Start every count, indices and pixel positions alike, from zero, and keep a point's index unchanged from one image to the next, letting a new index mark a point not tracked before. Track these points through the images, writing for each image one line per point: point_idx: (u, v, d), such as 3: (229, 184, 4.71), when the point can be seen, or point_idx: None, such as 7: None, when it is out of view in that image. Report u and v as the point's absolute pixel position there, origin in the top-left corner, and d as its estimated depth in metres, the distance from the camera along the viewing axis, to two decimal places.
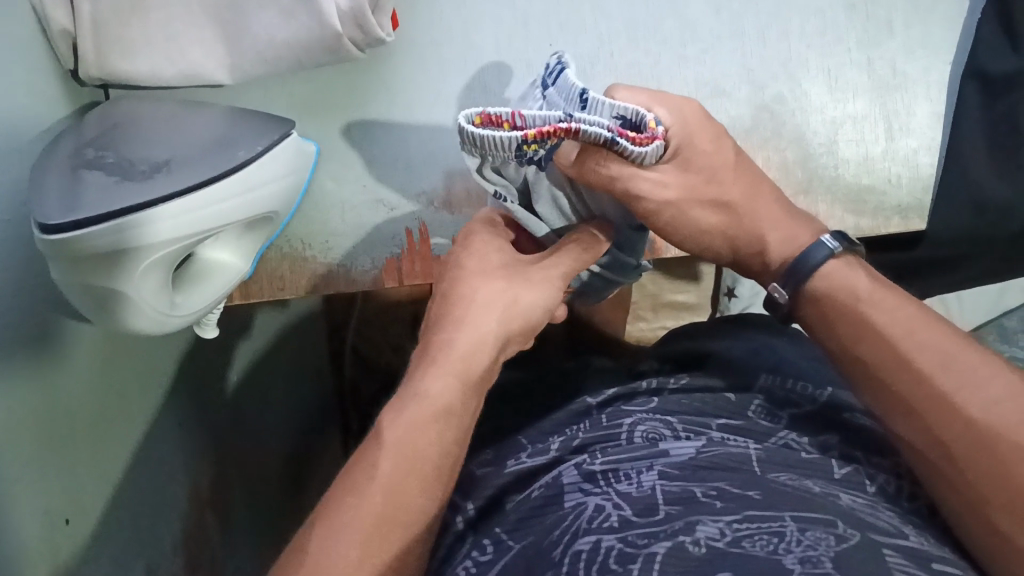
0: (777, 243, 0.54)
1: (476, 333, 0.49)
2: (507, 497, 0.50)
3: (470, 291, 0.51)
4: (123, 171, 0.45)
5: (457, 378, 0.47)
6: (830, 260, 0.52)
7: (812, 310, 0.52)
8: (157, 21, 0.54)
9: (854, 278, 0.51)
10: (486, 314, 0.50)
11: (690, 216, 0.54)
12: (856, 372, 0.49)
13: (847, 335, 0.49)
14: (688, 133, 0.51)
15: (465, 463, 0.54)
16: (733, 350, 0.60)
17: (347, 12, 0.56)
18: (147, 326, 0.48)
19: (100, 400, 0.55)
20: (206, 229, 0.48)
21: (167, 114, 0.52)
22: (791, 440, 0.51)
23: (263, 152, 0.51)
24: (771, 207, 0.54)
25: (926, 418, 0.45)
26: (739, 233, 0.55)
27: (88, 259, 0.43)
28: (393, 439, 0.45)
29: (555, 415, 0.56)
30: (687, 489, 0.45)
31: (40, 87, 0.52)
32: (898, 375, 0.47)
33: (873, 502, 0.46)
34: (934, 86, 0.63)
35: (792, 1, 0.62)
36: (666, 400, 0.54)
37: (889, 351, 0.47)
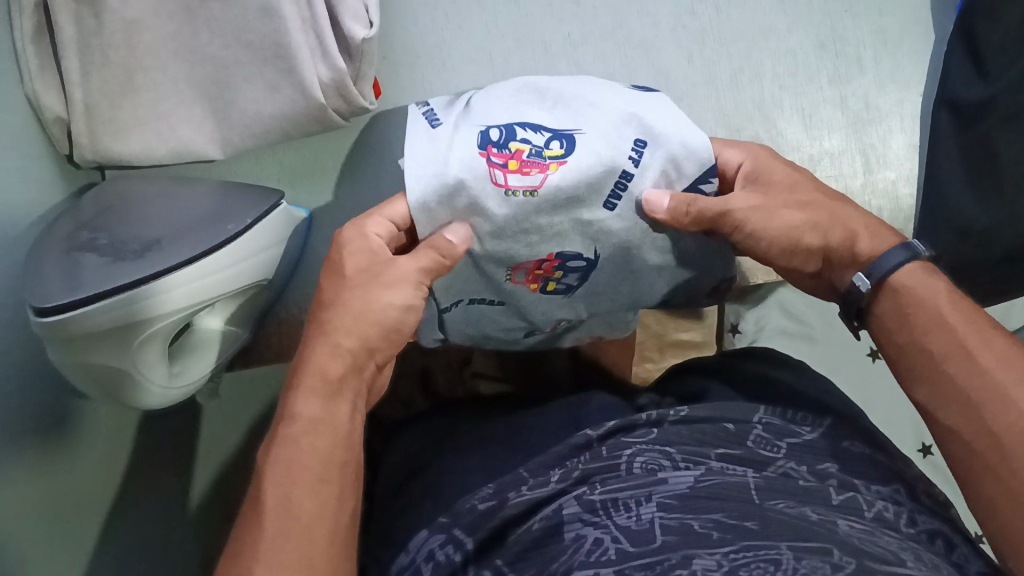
0: (867, 246, 0.50)
1: (339, 327, 0.46)
2: (507, 530, 0.48)
3: (337, 298, 0.47)
4: (115, 252, 0.47)
5: (318, 387, 0.45)
6: (906, 266, 0.49)
7: (887, 302, 0.49)
8: (146, 102, 0.56)
9: (932, 289, 0.48)
10: (346, 309, 0.47)
11: (781, 215, 0.50)
12: (920, 363, 0.47)
13: (916, 327, 0.48)
14: (756, 163, 0.53)
15: (462, 499, 0.50)
16: (734, 387, 0.59)
17: (329, 83, 0.58)
18: (143, 401, 0.50)
19: (99, 473, 0.57)
20: (195, 303, 0.49)
21: (157, 193, 0.54)
22: (791, 468, 0.49)
23: (252, 224, 0.53)
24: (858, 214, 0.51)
25: (979, 408, 0.44)
26: (833, 235, 0.50)
27: (85, 339, 0.44)
28: (272, 461, 0.43)
29: (551, 449, 0.53)
30: (684, 520, 0.44)
31: (35, 173, 0.54)
32: (959, 364, 0.45)
33: (872, 528, 0.45)
34: (909, 118, 0.65)
35: (763, 46, 0.65)
36: (666, 431, 0.52)
37: (954, 341, 0.46)
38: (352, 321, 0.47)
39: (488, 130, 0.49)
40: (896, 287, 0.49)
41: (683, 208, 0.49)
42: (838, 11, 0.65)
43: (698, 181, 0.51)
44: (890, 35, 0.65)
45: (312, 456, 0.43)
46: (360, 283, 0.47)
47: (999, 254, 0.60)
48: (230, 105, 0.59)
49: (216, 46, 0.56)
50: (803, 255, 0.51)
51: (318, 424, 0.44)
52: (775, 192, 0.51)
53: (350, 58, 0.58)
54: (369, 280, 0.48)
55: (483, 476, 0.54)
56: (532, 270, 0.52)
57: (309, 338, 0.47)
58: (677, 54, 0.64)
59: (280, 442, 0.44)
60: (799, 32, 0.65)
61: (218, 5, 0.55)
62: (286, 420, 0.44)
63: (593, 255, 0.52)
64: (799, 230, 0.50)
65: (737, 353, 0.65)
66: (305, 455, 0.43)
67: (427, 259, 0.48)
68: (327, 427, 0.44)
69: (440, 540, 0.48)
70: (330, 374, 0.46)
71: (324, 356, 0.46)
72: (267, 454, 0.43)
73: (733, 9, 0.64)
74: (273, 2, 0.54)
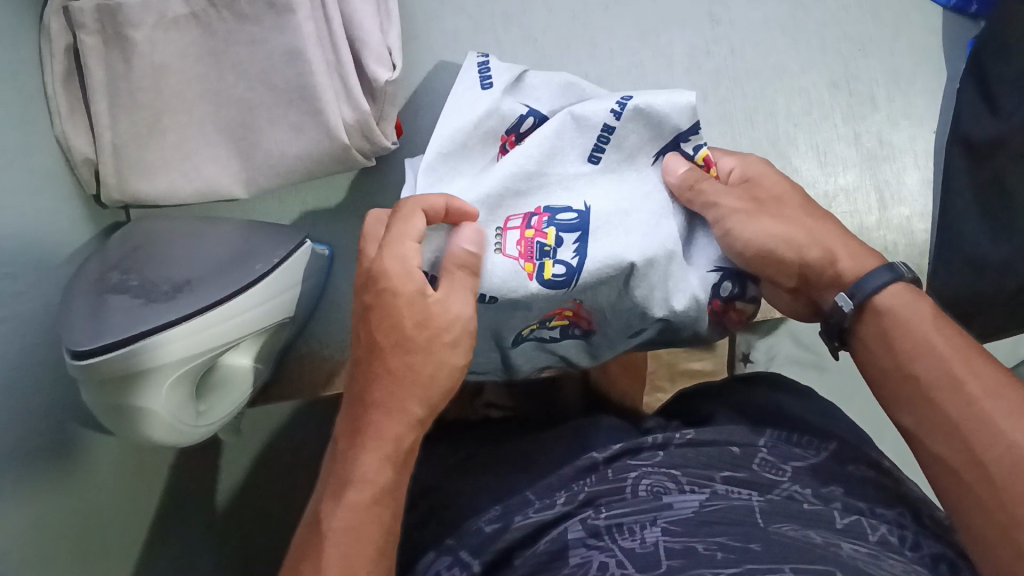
0: (848, 264, 0.51)
1: (412, 387, 0.44)
2: (512, 555, 0.48)
3: (411, 353, 0.44)
4: (147, 293, 0.48)
5: (389, 457, 0.44)
6: (893, 286, 0.49)
7: (872, 324, 0.50)
8: (173, 142, 0.58)
9: (915, 311, 0.49)
10: (421, 367, 0.45)
11: (761, 223, 0.51)
12: (906, 388, 0.49)
13: (901, 352, 0.49)
14: (750, 176, 0.54)
15: (472, 520, 0.51)
16: (741, 411, 0.60)
17: (353, 124, 0.59)
18: (171, 440, 0.50)
19: (118, 505, 0.57)
20: (222, 342, 0.50)
21: (186, 233, 0.55)
22: (796, 491, 0.50)
23: (279, 263, 0.54)
24: (844, 239, 0.51)
25: (969, 438, 0.45)
26: (813, 251, 0.51)
27: (118, 380, 0.45)
28: (334, 532, 0.42)
29: (558, 471, 0.53)
30: (690, 543, 0.44)
31: (65, 212, 0.56)
32: (948, 394, 0.46)
33: (876, 552, 0.45)
34: (922, 154, 0.66)
35: (777, 84, 0.66)
36: (672, 454, 0.52)
37: (942, 369, 0.47)
38: (421, 385, 0.45)
39: (522, 121, 0.51)
40: (879, 310, 0.50)
41: (687, 185, 0.50)
42: (850, 50, 0.66)
43: (678, 134, 0.49)
44: (902, 74, 0.66)
45: (374, 536, 0.43)
46: (430, 341, 0.45)
47: (1012, 287, 0.61)
48: (255, 145, 0.59)
49: (242, 88, 0.57)
50: (780, 269, 0.52)
51: (383, 497, 0.44)
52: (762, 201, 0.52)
53: (373, 100, 0.59)
54: (428, 331, 0.44)
55: (491, 499, 0.54)
56: (524, 228, 0.48)
57: (376, 394, 0.45)
58: (692, 93, 0.65)
59: (342, 513, 0.43)
60: (812, 70, 0.66)
61: (245, 49, 0.56)
62: (346, 487, 0.44)
63: (582, 208, 0.49)
64: (777, 241, 0.51)
65: (743, 377, 0.65)
66: (368, 534, 0.43)
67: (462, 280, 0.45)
68: (389, 500, 0.44)
69: (446, 563, 0.49)
70: (402, 447, 0.45)
71: (396, 423, 0.44)
72: (326, 521, 0.43)
73: (747, 51, 0.66)
74: (300, 46, 0.56)
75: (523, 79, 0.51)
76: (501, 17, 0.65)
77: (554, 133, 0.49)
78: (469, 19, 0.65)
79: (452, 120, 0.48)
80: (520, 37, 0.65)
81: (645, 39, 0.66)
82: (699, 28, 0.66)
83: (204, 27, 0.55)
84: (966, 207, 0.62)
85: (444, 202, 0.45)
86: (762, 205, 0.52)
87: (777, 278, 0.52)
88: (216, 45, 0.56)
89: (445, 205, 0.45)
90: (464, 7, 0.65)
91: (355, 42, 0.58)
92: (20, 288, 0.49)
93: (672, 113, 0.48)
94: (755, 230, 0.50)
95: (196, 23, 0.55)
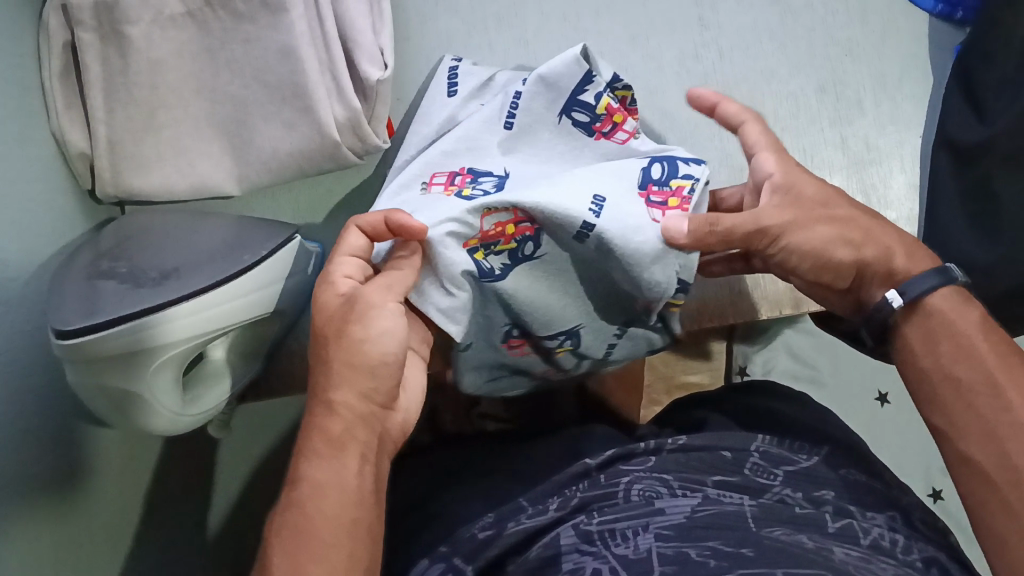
0: (904, 263, 0.52)
1: (343, 369, 0.47)
2: (506, 561, 0.48)
3: (331, 348, 0.48)
4: (135, 279, 0.48)
5: (323, 447, 0.47)
6: (937, 290, 0.51)
7: (919, 323, 0.52)
8: (167, 138, 0.58)
9: (961, 318, 0.50)
10: (340, 343, 0.48)
11: (811, 227, 0.51)
12: (946, 389, 0.50)
13: (944, 352, 0.50)
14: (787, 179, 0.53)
15: (464, 527, 0.51)
16: (733, 417, 0.60)
17: (345, 123, 0.60)
18: (157, 427, 0.51)
19: (107, 498, 0.58)
20: (211, 330, 0.50)
21: (176, 226, 0.55)
22: (787, 495, 0.50)
23: (268, 255, 0.54)
24: (898, 237, 0.52)
25: (1005, 443, 0.47)
26: (871, 254, 0.52)
27: (100, 360, 0.45)
28: (281, 526, 0.45)
29: (551, 477, 0.54)
30: (681, 548, 0.44)
31: (60, 206, 0.57)
32: (986, 398, 0.48)
33: (868, 555, 0.45)
34: (908, 158, 0.66)
35: (764, 88, 0.67)
36: (664, 459, 0.53)
37: (983, 374, 0.49)
38: (355, 380, 0.48)
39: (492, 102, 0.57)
40: (929, 310, 0.51)
41: (703, 229, 0.49)
42: (838, 55, 0.67)
43: (575, 93, 0.54)
44: (889, 80, 0.67)
45: (317, 521, 0.45)
46: (343, 332, 0.48)
47: (999, 292, 0.62)
48: (248, 143, 0.60)
49: (237, 86, 0.58)
50: (835, 272, 0.53)
51: (324, 480, 0.46)
52: (805, 207, 0.52)
53: (365, 100, 0.60)
54: (349, 322, 0.48)
55: (481, 506, 0.55)
56: (447, 185, 0.53)
57: (313, 398, 0.49)
58: (682, 96, 0.66)
59: (289, 506, 0.46)
60: (800, 75, 0.67)
61: (240, 46, 0.57)
62: (295, 483, 0.47)
63: (501, 173, 0.54)
64: (831, 244, 0.51)
65: (738, 386, 0.65)
66: (307, 515, 0.45)
67: (414, 280, 0.49)
68: (333, 485, 0.46)
69: (439, 569, 0.48)
70: (330, 432, 0.47)
71: (327, 416, 0.47)
72: (279, 518, 0.46)
73: (736, 56, 0.67)
74: (293, 45, 0.57)
75: (492, 79, 0.59)
76: (494, 20, 0.66)
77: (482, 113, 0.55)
78: (462, 22, 0.66)
79: (419, 128, 0.58)
80: (512, 38, 0.66)
81: (635, 43, 0.67)
82: (689, 32, 0.67)
83: (200, 25, 0.56)
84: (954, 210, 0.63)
85: (384, 216, 0.49)
86: (812, 207, 0.52)
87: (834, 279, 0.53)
88: (212, 43, 0.57)
89: (382, 217, 0.49)
90: (455, 10, 0.66)
91: (347, 43, 0.59)
92: (13, 277, 0.50)
93: (565, 75, 0.53)
94: (807, 238, 0.51)
95: (193, 22, 0.56)
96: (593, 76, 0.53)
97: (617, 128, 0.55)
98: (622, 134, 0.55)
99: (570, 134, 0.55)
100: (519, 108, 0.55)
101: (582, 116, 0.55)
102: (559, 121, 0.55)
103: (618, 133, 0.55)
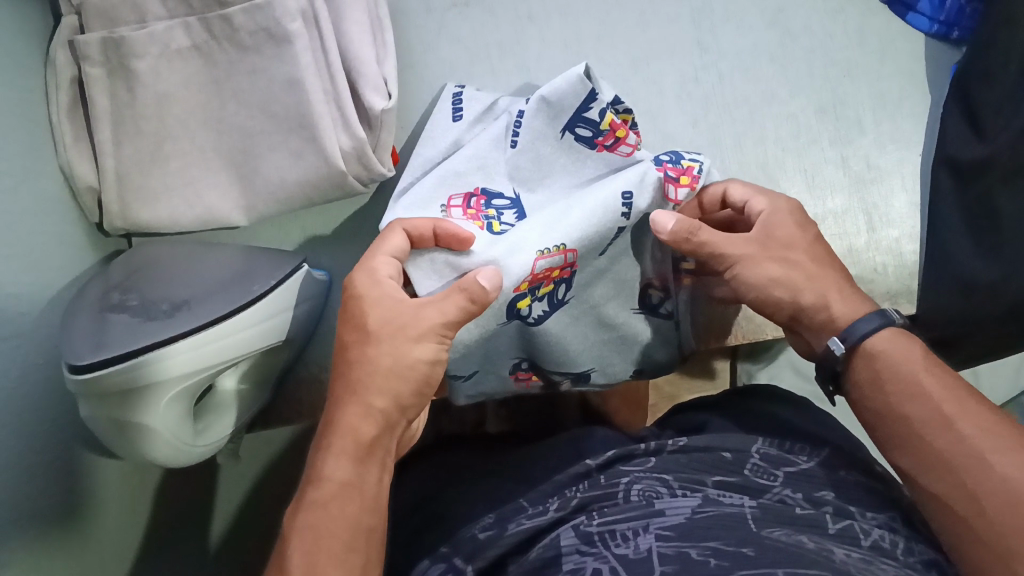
0: (841, 308, 0.53)
1: (379, 376, 0.48)
2: (506, 561, 0.49)
3: (373, 354, 0.49)
4: (146, 311, 0.49)
5: (352, 451, 0.47)
6: (879, 331, 0.51)
7: (863, 368, 0.52)
8: (173, 170, 0.59)
9: (904, 358, 0.50)
10: (385, 351, 0.49)
11: (756, 268, 0.53)
12: (898, 430, 0.49)
13: (891, 394, 0.50)
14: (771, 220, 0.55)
15: (466, 527, 0.52)
16: (733, 418, 0.60)
17: (350, 151, 0.60)
18: (169, 459, 0.51)
19: (114, 526, 0.58)
20: (222, 361, 0.51)
21: (186, 257, 0.56)
22: (787, 495, 0.50)
23: (277, 284, 0.55)
24: (842, 287, 0.53)
25: (960, 475, 0.46)
26: (807, 299, 0.53)
27: (114, 395, 0.46)
28: (300, 526, 0.46)
29: (552, 479, 0.55)
30: (682, 548, 0.44)
31: (68, 239, 0.57)
32: (940, 435, 0.47)
33: (869, 556, 0.45)
34: (909, 176, 0.67)
35: (764, 111, 0.67)
36: (664, 459, 0.54)
37: (933, 410, 0.48)
38: (386, 382, 0.49)
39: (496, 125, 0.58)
40: (871, 353, 0.51)
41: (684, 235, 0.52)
42: (837, 76, 0.68)
43: (579, 111, 0.53)
44: (888, 100, 0.68)
45: (339, 523, 0.45)
46: (392, 338, 0.49)
47: (1002, 311, 0.63)
48: (255, 173, 0.61)
49: (242, 117, 0.59)
50: (776, 309, 0.54)
51: (349, 486, 0.47)
52: (770, 244, 0.54)
53: (370, 129, 0.61)
54: (395, 332, 0.49)
55: (483, 507, 0.56)
56: (465, 208, 0.55)
57: (339, 394, 0.49)
58: (683, 119, 0.67)
59: (311, 506, 0.46)
60: (799, 96, 0.68)
61: (245, 78, 0.58)
62: (316, 483, 0.47)
63: (513, 195, 0.56)
64: (773, 284, 0.53)
65: (740, 390, 0.66)
66: (334, 518, 0.45)
67: (459, 301, 0.49)
68: (356, 491, 0.47)
69: (440, 569, 0.50)
70: (360, 436, 0.48)
71: (356, 416, 0.48)
72: (297, 516, 0.46)
73: (736, 79, 0.68)
74: (298, 76, 0.57)
75: (495, 104, 0.59)
76: (496, 49, 0.67)
77: (489, 137, 0.56)
78: (465, 50, 0.67)
79: (425, 149, 0.58)
80: (514, 66, 0.67)
81: (636, 68, 0.67)
82: (689, 56, 0.68)
83: (205, 58, 0.57)
84: (955, 222, 0.64)
85: (433, 223, 0.52)
86: (775, 246, 0.54)
87: (775, 315, 0.55)
88: (217, 75, 0.58)
89: (433, 227, 0.51)
90: (458, 39, 0.67)
91: (352, 72, 0.59)
92: (24, 309, 0.50)
93: (566, 94, 0.53)
94: (754, 276, 0.53)
95: (199, 55, 0.57)
96: (597, 94, 0.52)
97: (620, 142, 0.54)
98: (626, 148, 0.54)
99: (573, 149, 0.55)
100: (522, 128, 0.55)
101: (585, 130, 0.54)
102: (563, 135, 0.55)
103: (623, 148, 0.54)
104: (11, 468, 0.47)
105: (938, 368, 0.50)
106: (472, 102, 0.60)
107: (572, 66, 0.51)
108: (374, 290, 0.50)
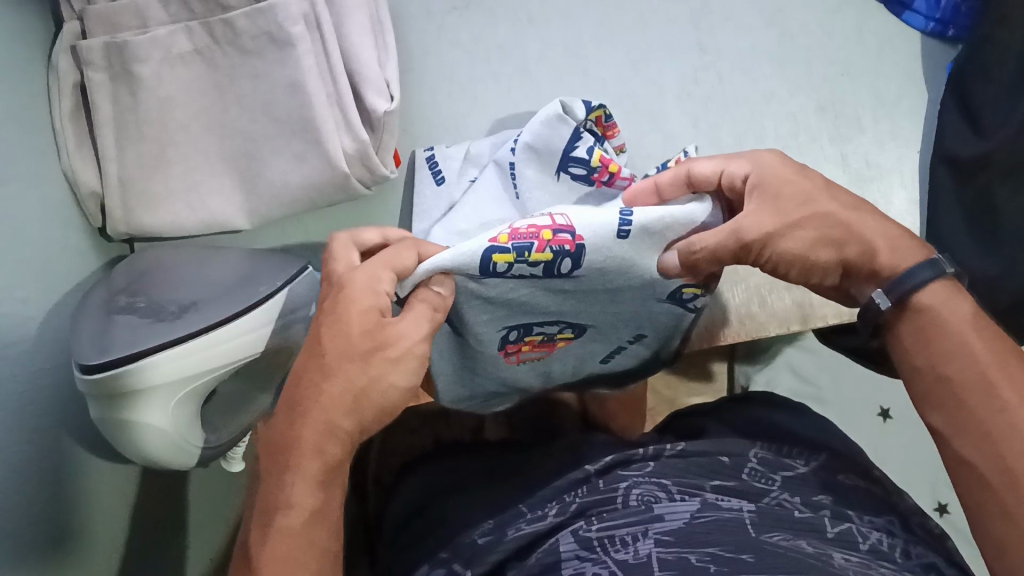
0: (887, 261, 0.49)
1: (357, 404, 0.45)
2: (507, 565, 0.50)
3: (336, 376, 0.45)
4: (155, 313, 0.49)
5: (322, 478, 0.46)
6: (930, 284, 0.49)
7: (909, 325, 0.50)
8: (177, 174, 0.59)
9: (952, 318, 0.48)
10: (355, 372, 0.45)
11: (789, 238, 0.49)
12: (937, 391, 0.48)
13: (935, 353, 0.48)
14: (761, 175, 0.49)
15: (466, 534, 0.53)
16: (732, 426, 0.61)
17: (353, 153, 0.60)
18: (174, 460, 0.52)
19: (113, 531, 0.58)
20: (229, 363, 0.51)
21: (189, 258, 0.55)
22: (785, 499, 0.50)
23: (284, 285, 0.54)
24: (880, 226, 0.50)
25: (996, 442, 0.45)
26: (849, 251, 0.49)
27: (123, 396, 0.46)
28: (267, 557, 0.45)
29: (553, 484, 0.55)
30: (682, 554, 0.44)
31: (72, 243, 0.57)
32: (981, 400, 0.46)
33: (867, 561, 0.46)
34: (908, 174, 0.67)
35: (765, 109, 0.68)
36: (663, 463, 0.53)
37: (976, 372, 0.47)
38: (359, 403, 0.46)
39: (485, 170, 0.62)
40: (919, 307, 0.49)
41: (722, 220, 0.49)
42: (836, 75, 0.69)
43: (567, 152, 0.56)
44: (887, 96, 0.68)
45: (305, 556, 0.45)
46: (365, 361, 0.45)
47: (1005, 301, 0.63)
48: (259, 176, 0.61)
49: (244, 121, 0.59)
50: (823, 271, 0.50)
51: (317, 513, 0.46)
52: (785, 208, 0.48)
53: (373, 131, 0.61)
54: (370, 353, 0.45)
55: (483, 512, 0.56)
56: None
57: (301, 413, 0.46)
58: (683, 118, 0.67)
59: (278, 535, 0.45)
60: (799, 94, 0.68)
61: (248, 82, 0.58)
62: (282, 509, 0.45)
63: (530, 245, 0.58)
64: (812, 250, 0.49)
65: (738, 397, 0.66)
66: (301, 551, 0.45)
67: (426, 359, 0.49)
68: (323, 517, 0.46)
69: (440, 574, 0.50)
70: (330, 461, 0.46)
71: (326, 441, 0.45)
72: (261, 547, 0.45)
73: (736, 79, 0.68)
74: (301, 79, 0.57)
75: (466, 152, 0.63)
76: (497, 50, 0.68)
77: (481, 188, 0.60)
78: (466, 52, 0.68)
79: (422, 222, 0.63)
80: (515, 68, 0.67)
81: (636, 68, 0.68)
82: (689, 57, 0.68)
83: (208, 62, 0.57)
84: (952, 220, 0.64)
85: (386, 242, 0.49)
86: (790, 209, 0.49)
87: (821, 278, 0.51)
88: (220, 79, 0.58)
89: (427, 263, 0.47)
90: (459, 41, 0.67)
91: (355, 75, 0.60)
92: (33, 312, 0.50)
93: (552, 137, 0.56)
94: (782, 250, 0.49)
95: (201, 59, 0.57)
96: (580, 130, 0.56)
97: (615, 178, 0.55)
98: (621, 182, 0.55)
99: (574, 189, 0.57)
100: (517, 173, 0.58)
101: (580, 168, 0.56)
102: (558, 177, 0.57)
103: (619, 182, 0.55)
104: (12, 474, 0.47)
105: (988, 328, 0.48)
106: (450, 160, 0.63)
107: (547, 104, 0.55)
108: (364, 299, 0.45)
